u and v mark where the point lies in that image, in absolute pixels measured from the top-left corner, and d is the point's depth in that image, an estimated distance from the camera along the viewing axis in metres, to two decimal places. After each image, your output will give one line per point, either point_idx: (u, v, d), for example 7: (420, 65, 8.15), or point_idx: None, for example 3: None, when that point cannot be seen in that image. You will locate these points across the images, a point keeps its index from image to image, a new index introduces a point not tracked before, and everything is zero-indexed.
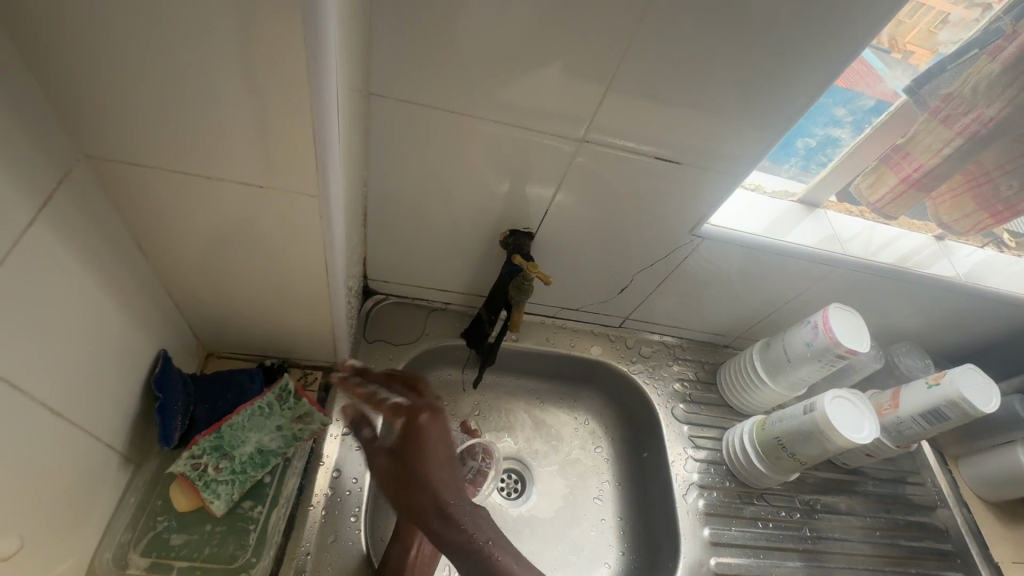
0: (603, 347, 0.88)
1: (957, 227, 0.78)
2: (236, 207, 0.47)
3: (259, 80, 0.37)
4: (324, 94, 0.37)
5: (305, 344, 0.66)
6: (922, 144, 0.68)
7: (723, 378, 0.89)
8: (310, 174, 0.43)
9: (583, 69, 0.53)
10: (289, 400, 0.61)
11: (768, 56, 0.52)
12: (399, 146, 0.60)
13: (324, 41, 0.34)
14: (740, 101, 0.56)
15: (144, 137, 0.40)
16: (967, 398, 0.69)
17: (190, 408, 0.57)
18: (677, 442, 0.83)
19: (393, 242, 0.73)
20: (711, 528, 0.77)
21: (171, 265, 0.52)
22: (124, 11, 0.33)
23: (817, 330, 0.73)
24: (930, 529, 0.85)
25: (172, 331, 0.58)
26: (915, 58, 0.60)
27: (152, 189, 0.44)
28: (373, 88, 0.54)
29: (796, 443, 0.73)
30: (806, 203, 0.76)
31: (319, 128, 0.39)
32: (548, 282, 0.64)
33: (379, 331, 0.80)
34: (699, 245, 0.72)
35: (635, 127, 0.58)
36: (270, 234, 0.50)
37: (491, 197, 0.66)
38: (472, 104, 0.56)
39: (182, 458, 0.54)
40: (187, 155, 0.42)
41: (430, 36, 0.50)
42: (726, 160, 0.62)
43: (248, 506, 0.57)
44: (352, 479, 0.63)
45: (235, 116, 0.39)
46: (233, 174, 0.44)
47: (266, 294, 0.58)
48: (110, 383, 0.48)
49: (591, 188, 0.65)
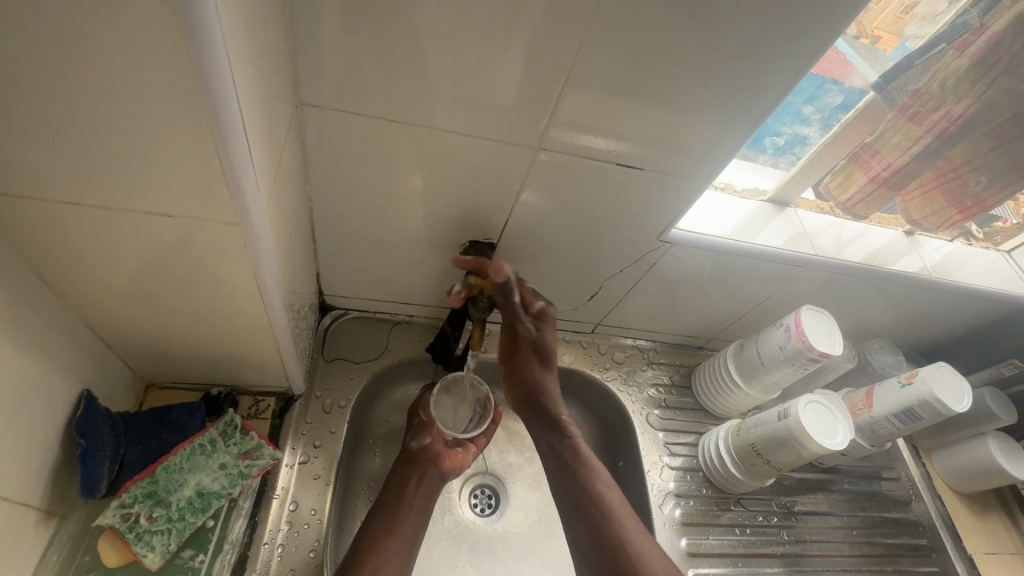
0: (576, 354, 0.86)
1: (927, 223, 0.77)
2: (148, 236, 0.43)
3: (152, 97, 0.33)
4: (225, 106, 0.33)
5: (251, 370, 0.62)
6: (891, 142, 0.66)
7: (698, 381, 0.87)
8: (227, 200, 0.40)
9: (531, 72, 0.49)
10: (234, 436, 0.59)
11: (722, 56, 0.49)
12: (339, 158, 0.56)
13: (215, 50, 0.31)
14: (698, 105, 0.53)
15: (32, 166, 0.36)
16: (940, 398, 0.68)
17: (120, 452, 0.54)
18: (653, 450, 0.81)
19: (345, 257, 0.69)
20: (688, 538, 0.75)
21: (85, 298, 0.48)
22: None
23: (789, 333, 0.71)
24: (905, 524, 0.85)
25: (98, 367, 0.54)
26: (881, 43, 0.58)
27: (48, 221, 0.40)
28: (305, 97, 0.50)
29: (770, 450, 0.72)
30: (776, 201, 0.74)
31: (227, 148, 0.36)
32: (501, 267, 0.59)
33: (337, 348, 0.76)
34: (668, 250, 0.70)
35: (591, 130, 0.55)
36: (193, 261, 0.46)
37: (446, 208, 0.63)
38: (415, 114, 0.52)
39: (111, 508, 0.51)
40: (84, 182, 0.38)
41: (363, 40, 0.46)
42: (688, 163, 0.59)
43: (188, 556, 0.54)
44: (310, 512, 0.62)
45: (131, 138, 0.35)
46: (140, 201, 0.40)
47: (199, 322, 0.53)
48: (20, 432, 0.44)
49: (550, 196, 0.62)
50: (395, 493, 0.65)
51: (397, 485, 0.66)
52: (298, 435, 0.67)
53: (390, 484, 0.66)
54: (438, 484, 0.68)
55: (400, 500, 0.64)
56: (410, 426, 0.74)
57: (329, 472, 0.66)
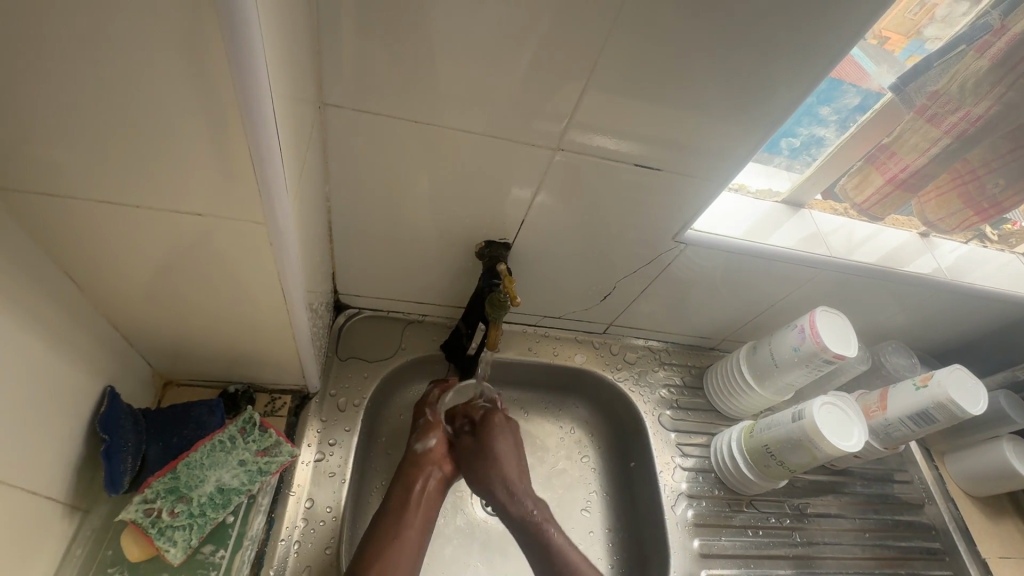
0: (587, 354, 0.86)
1: (943, 225, 0.77)
2: (174, 236, 0.43)
3: (188, 100, 0.34)
4: (257, 108, 0.34)
5: (269, 369, 0.63)
6: (908, 143, 0.66)
7: (710, 383, 0.87)
8: (254, 201, 0.40)
9: (552, 74, 0.50)
10: (253, 433, 0.60)
11: (743, 59, 0.50)
12: (358, 158, 0.56)
13: (250, 54, 0.31)
14: (716, 106, 0.54)
15: (65, 166, 0.37)
16: (956, 401, 0.68)
17: (142, 447, 0.54)
18: (665, 451, 0.81)
19: (361, 257, 0.69)
20: (700, 539, 0.75)
21: (110, 296, 0.49)
22: (20, 37, 0.30)
23: (803, 334, 0.71)
24: (918, 528, 0.85)
25: (120, 364, 0.54)
26: (890, 43, 0.56)
27: (78, 220, 0.41)
28: (327, 98, 0.50)
29: (783, 451, 0.71)
30: (790, 203, 0.74)
31: (257, 150, 0.36)
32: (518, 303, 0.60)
33: (351, 347, 0.76)
34: (682, 251, 0.70)
35: (609, 132, 0.55)
36: (217, 259, 0.46)
37: (463, 209, 0.63)
38: (435, 115, 0.53)
39: (134, 504, 0.52)
40: (115, 182, 0.39)
41: (386, 42, 0.47)
42: (706, 164, 0.60)
43: (209, 551, 0.54)
44: (325, 509, 0.63)
45: (163, 139, 0.36)
46: (169, 201, 0.40)
47: (220, 320, 0.54)
48: (47, 427, 0.44)
49: (567, 197, 0.63)
50: (401, 494, 0.66)
51: (400, 488, 0.66)
52: (314, 433, 0.67)
53: (395, 486, 0.67)
54: (439, 489, 0.68)
55: (405, 502, 0.64)
56: (416, 426, 0.74)
57: (345, 469, 0.66)
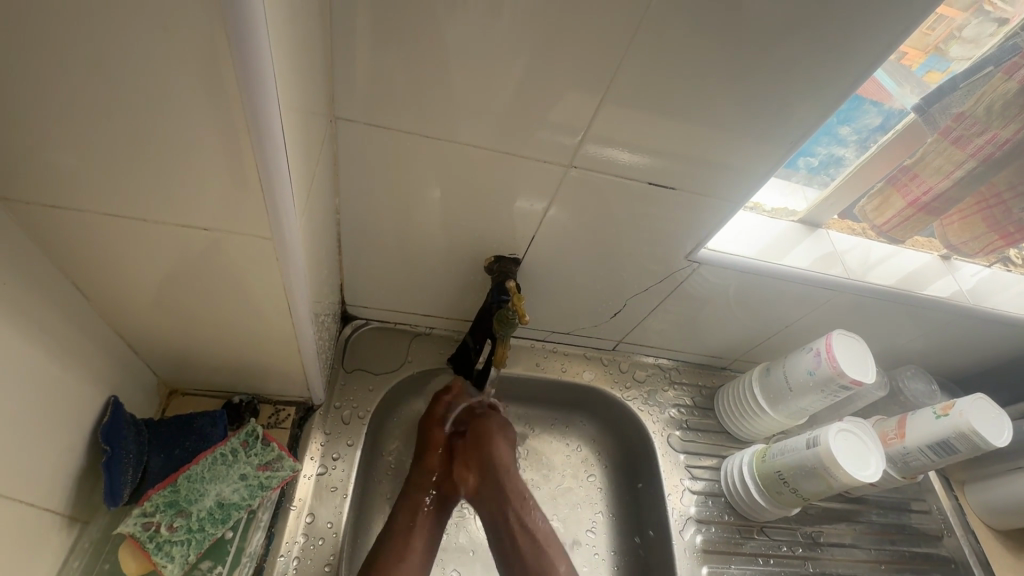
0: (596, 371, 0.84)
1: (966, 249, 0.75)
2: (180, 249, 0.43)
3: (196, 115, 0.34)
4: (264, 124, 0.34)
5: (274, 380, 0.62)
6: (931, 165, 0.64)
7: (720, 403, 0.85)
8: (262, 216, 0.40)
9: (565, 91, 0.49)
10: (255, 447, 0.60)
11: (761, 79, 0.49)
12: (369, 172, 0.56)
13: (259, 71, 0.31)
14: (733, 125, 0.53)
15: (72, 179, 0.37)
16: (978, 431, 0.66)
17: (143, 459, 0.54)
18: (674, 473, 0.79)
19: (369, 268, 0.68)
20: (710, 566, 0.73)
21: (115, 306, 0.48)
22: (31, 53, 0.30)
23: (819, 358, 0.69)
24: (936, 560, 0.82)
25: (124, 374, 0.54)
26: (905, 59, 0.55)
27: (85, 232, 0.41)
28: (339, 111, 0.50)
29: (797, 478, 0.69)
30: (807, 222, 0.73)
31: (265, 165, 0.36)
32: (526, 322, 0.59)
33: (357, 359, 0.76)
34: (695, 270, 0.69)
35: (624, 149, 0.55)
36: (221, 269, 0.46)
37: (472, 225, 0.63)
38: (446, 130, 0.52)
39: (133, 516, 0.51)
40: (122, 195, 0.39)
41: (400, 55, 0.46)
42: (722, 184, 0.59)
43: (206, 567, 0.55)
44: (325, 525, 0.63)
45: (170, 151, 0.36)
46: (175, 212, 0.40)
47: (224, 331, 0.54)
48: (49, 438, 0.44)
49: (578, 214, 0.62)
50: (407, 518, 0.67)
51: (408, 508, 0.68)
52: (317, 446, 0.67)
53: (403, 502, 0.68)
54: (442, 512, 0.69)
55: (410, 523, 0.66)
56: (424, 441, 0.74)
57: (346, 484, 0.66)
